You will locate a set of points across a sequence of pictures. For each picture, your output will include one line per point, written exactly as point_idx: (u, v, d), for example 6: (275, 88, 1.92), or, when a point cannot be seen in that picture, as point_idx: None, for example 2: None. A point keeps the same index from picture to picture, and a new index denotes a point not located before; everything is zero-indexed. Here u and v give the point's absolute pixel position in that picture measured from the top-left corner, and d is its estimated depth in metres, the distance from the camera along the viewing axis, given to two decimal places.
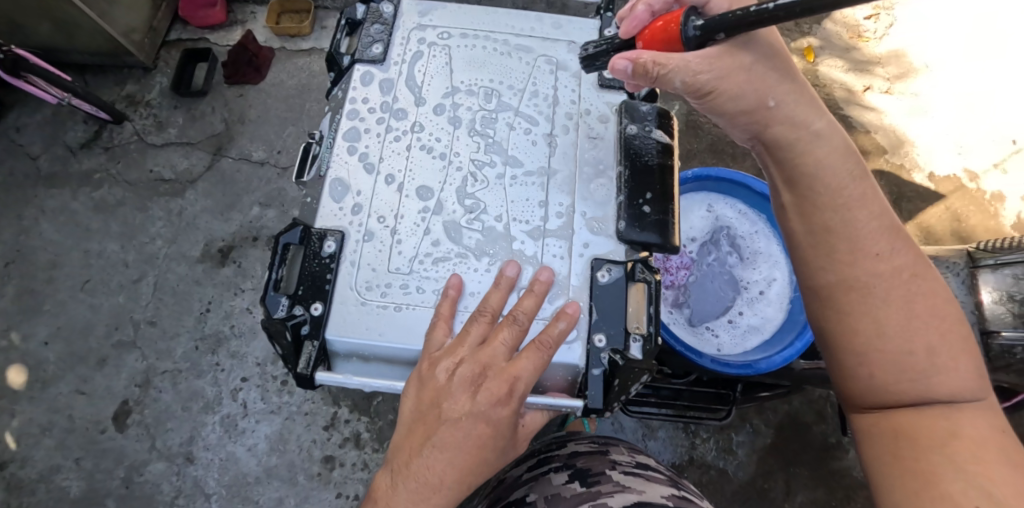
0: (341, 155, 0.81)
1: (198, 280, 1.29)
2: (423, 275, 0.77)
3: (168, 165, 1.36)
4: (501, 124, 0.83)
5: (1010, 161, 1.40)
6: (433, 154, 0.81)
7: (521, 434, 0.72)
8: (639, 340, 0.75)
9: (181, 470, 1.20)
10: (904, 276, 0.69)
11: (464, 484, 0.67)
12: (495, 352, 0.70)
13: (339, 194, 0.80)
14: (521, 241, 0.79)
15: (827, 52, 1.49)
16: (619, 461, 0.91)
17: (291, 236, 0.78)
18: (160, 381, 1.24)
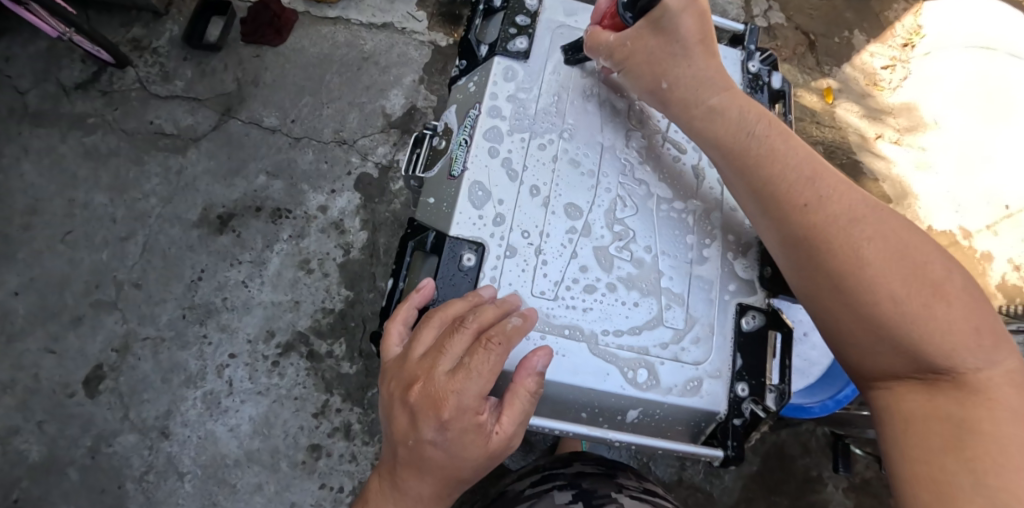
0: (479, 157, 0.85)
1: (191, 245, 1.22)
2: (570, 299, 0.83)
3: (170, 119, 1.27)
4: (649, 151, 0.89)
5: (1001, 224, 1.40)
6: (580, 173, 0.86)
7: (492, 442, 0.70)
8: (774, 392, 0.84)
9: (154, 445, 1.13)
10: (842, 220, 0.74)
11: (441, 493, 0.72)
12: (433, 366, 0.70)
13: (479, 200, 0.84)
14: (668, 277, 0.86)
15: (845, 97, 1.45)
16: (627, 484, 0.78)
17: (424, 242, 0.83)
18: (139, 347, 1.16)
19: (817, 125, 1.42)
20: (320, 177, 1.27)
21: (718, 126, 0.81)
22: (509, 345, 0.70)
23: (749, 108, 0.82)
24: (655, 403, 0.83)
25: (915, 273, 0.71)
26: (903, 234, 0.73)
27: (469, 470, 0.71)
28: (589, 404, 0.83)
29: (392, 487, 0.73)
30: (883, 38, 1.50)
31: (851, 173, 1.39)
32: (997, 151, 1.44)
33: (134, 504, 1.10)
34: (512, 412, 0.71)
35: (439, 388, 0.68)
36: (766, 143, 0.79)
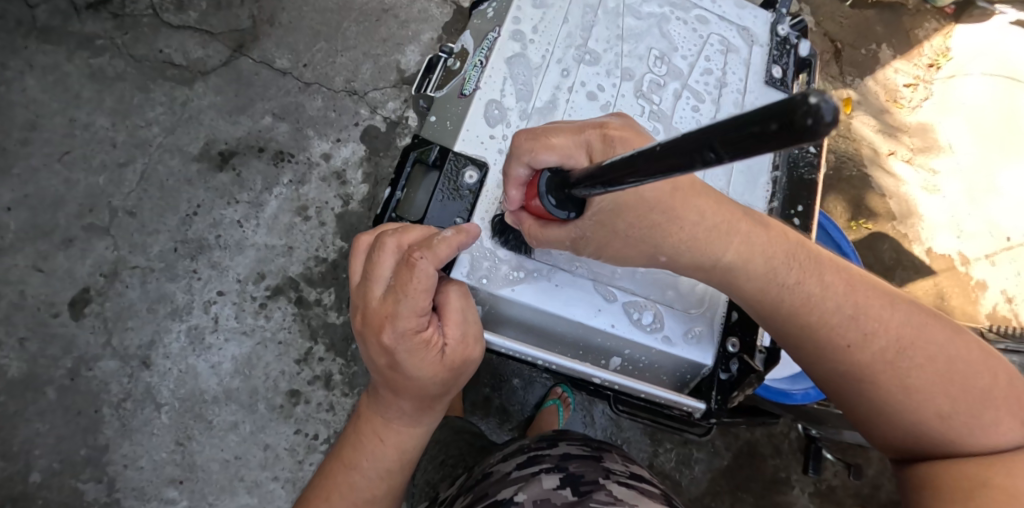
0: (493, 79, 0.84)
1: (190, 179, 1.20)
2: None
3: (180, 50, 1.25)
4: (669, 93, 0.90)
5: (1001, 255, 1.36)
6: (599, 106, 0.87)
7: (447, 355, 0.69)
8: (763, 353, 0.84)
9: (134, 373, 1.13)
10: (886, 359, 0.67)
11: (418, 408, 0.72)
12: (367, 295, 0.66)
13: (494, 119, 0.84)
14: None
15: (863, 109, 1.41)
16: (615, 470, 0.68)
17: (422, 155, 0.82)
18: (128, 275, 1.16)
19: (833, 134, 1.37)
20: (327, 125, 1.26)
21: (745, 280, 0.71)
22: (435, 257, 0.62)
23: (773, 249, 0.71)
24: (644, 348, 0.82)
25: (961, 387, 0.65)
26: (945, 350, 0.67)
27: (434, 386, 0.69)
28: (577, 342, 0.83)
29: (376, 407, 0.73)
30: (909, 55, 1.46)
31: (860, 186, 1.34)
32: (1005, 184, 1.41)
33: (108, 430, 1.10)
34: (452, 316, 0.70)
35: (375, 313, 0.65)
36: (800, 292, 0.70)
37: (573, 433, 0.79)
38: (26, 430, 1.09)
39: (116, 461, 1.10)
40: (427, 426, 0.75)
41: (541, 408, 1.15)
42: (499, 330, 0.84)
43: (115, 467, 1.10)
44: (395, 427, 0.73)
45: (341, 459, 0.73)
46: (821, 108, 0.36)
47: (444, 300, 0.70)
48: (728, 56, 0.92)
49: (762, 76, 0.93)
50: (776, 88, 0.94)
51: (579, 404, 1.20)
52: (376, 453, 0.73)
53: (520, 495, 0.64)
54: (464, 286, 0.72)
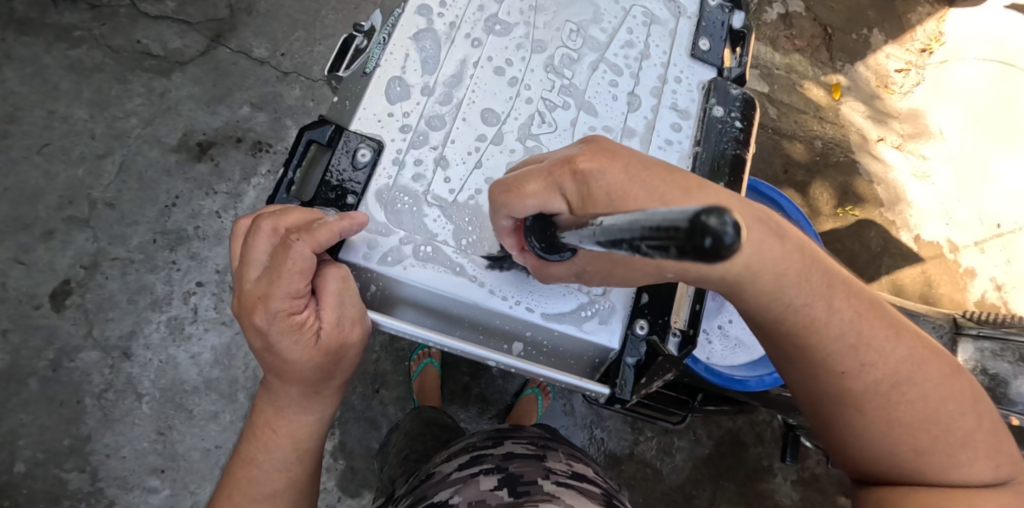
0: (394, 56, 0.73)
1: (168, 170, 1.20)
2: (467, 210, 0.71)
3: (158, 40, 1.25)
4: (582, 67, 0.77)
5: (991, 243, 1.30)
6: (504, 79, 0.75)
7: (320, 340, 0.62)
8: (677, 335, 0.73)
9: (115, 364, 1.13)
10: (880, 390, 0.56)
11: (306, 396, 0.64)
12: (245, 277, 0.62)
13: (396, 97, 0.73)
14: None
15: (853, 95, 1.36)
16: (555, 470, 0.70)
17: (317, 134, 0.70)
18: (108, 267, 1.16)
19: (818, 121, 1.32)
20: (305, 115, 1.25)
21: (751, 292, 0.56)
22: (312, 240, 0.59)
23: (792, 257, 0.56)
24: (543, 330, 0.70)
25: (947, 426, 0.56)
26: (936, 391, 0.56)
27: (312, 372, 0.62)
28: (475, 324, 0.71)
29: (265, 392, 0.66)
30: (902, 40, 1.41)
31: (848, 171, 1.30)
32: (998, 172, 1.35)
33: (91, 420, 1.11)
34: (329, 299, 0.62)
35: (248, 295, 0.60)
36: (804, 313, 0.56)
37: (524, 431, 0.81)
38: (10, 420, 1.09)
39: (99, 450, 1.10)
40: (320, 412, 0.67)
41: (521, 396, 1.16)
42: (395, 314, 0.71)
43: (98, 457, 1.10)
44: (285, 418, 0.65)
45: (239, 454, 0.66)
46: (720, 232, 0.37)
47: (320, 283, 0.62)
48: (651, 29, 0.79)
49: (688, 46, 0.80)
50: (704, 62, 0.79)
51: (558, 393, 1.20)
52: (269, 443, 0.65)
53: (456, 497, 0.67)
54: (346, 269, 0.63)
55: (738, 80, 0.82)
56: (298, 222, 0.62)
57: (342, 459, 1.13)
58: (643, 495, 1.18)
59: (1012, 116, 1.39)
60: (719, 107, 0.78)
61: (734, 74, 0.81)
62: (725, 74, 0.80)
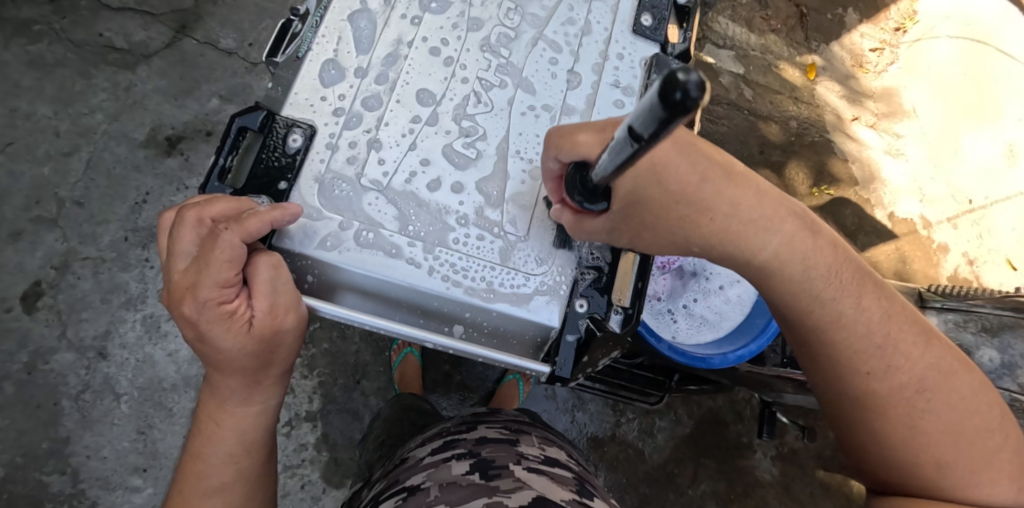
0: (326, 39, 0.72)
1: (137, 166, 1.18)
2: (402, 193, 0.70)
3: (121, 33, 1.21)
4: (521, 45, 0.76)
5: (963, 219, 1.32)
6: (438, 58, 0.73)
7: (253, 330, 0.60)
8: (620, 313, 0.72)
9: (91, 365, 1.11)
10: (906, 394, 0.61)
11: (246, 387, 0.63)
12: (171, 269, 0.60)
13: (330, 80, 0.72)
14: (519, 180, 0.72)
15: (828, 74, 1.36)
16: (528, 454, 0.75)
17: (249, 121, 0.69)
18: (79, 267, 1.14)
19: (794, 101, 1.32)
20: None
21: (784, 287, 0.64)
22: (241, 229, 0.59)
23: (815, 260, 0.63)
24: (481, 311, 0.69)
25: (968, 440, 0.60)
26: (963, 401, 0.61)
27: (248, 361, 0.61)
28: (415, 307, 0.70)
29: (207, 386, 0.64)
30: (876, 19, 1.40)
31: (822, 151, 1.31)
32: (970, 149, 1.36)
33: (69, 422, 1.10)
34: (261, 288, 0.61)
35: (175, 286, 0.59)
36: (835, 309, 0.63)
37: (498, 415, 0.85)
38: None
39: (79, 452, 1.09)
40: (263, 404, 0.65)
41: (501, 383, 1.17)
42: (335, 301, 0.69)
43: (78, 459, 1.09)
44: (229, 411, 0.64)
45: (189, 449, 0.65)
46: (688, 84, 0.41)
47: (251, 272, 0.61)
48: (592, 5, 0.78)
49: (630, 22, 0.78)
50: (647, 38, 0.78)
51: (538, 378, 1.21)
52: (217, 436, 0.63)
53: (429, 480, 0.71)
54: (278, 257, 0.62)
55: (683, 57, 0.81)
56: (225, 212, 0.61)
57: (325, 451, 1.13)
58: (626, 476, 1.19)
59: None
60: (660, 83, 0.77)
61: (678, 51, 0.79)
62: (670, 50, 0.79)
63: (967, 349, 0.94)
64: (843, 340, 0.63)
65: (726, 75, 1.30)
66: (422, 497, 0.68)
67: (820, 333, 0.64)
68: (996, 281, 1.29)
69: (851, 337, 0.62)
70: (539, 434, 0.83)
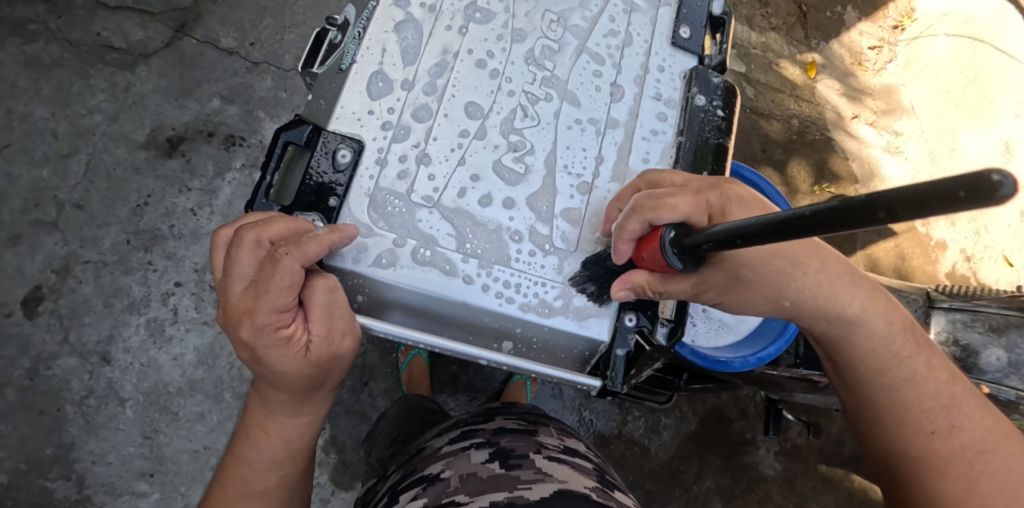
0: (371, 51, 0.72)
1: (138, 167, 1.16)
2: (455, 208, 0.70)
3: (119, 32, 1.19)
4: (565, 57, 0.76)
5: (961, 217, 1.34)
6: (485, 72, 0.74)
7: (310, 353, 0.61)
8: (666, 325, 0.74)
9: (95, 370, 1.10)
10: (954, 436, 0.65)
11: (297, 401, 0.64)
12: (228, 288, 0.60)
13: (377, 92, 0.71)
14: (568, 194, 0.73)
15: (827, 73, 1.37)
16: (547, 444, 0.76)
17: (294, 136, 0.68)
18: (80, 270, 1.12)
19: (795, 99, 1.33)
20: (278, 106, 1.21)
21: (860, 332, 0.67)
22: (301, 254, 0.58)
23: (883, 309, 0.67)
24: (532, 327, 0.70)
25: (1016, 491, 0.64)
26: (1010, 462, 0.65)
27: (302, 381, 0.62)
28: (464, 323, 0.71)
29: (254, 394, 0.65)
30: (875, 17, 1.41)
31: (824, 149, 1.32)
32: (967, 147, 1.37)
33: (73, 428, 1.08)
34: (318, 312, 0.61)
35: (233, 308, 0.59)
36: (892, 355, 0.67)
37: (516, 407, 0.86)
38: None
39: (84, 458, 1.08)
40: (312, 415, 0.66)
41: (510, 383, 1.17)
42: (382, 319, 0.70)
43: (83, 464, 1.08)
44: (277, 421, 0.65)
45: (232, 452, 0.66)
46: (995, 181, 0.34)
47: (309, 295, 0.61)
48: (632, 16, 0.78)
49: (669, 34, 0.79)
50: (685, 50, 0.79)
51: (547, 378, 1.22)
52: (260, 445, 0.65)
53: (448, 470, 0.71)
54: (334, 279, 0.62)
55: (720, 68, 0.81)
56: (284, 233, 0.60)
57: (334, 453, 1.13)
58: (633, 474, 1.20)
59: (980, 90, 1.40)
60: (701, 96, 0.78)
61: (715, 62, 0.80)
62: (707, 61, 0.80)
63: (974, 348, 0.98)
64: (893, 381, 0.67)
65: (729, 73, 1.31)
66: (441, 488, 0.68)
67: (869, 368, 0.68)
68: (993, 278, 1.32)
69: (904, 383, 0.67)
70: (556, 424, 0.84)
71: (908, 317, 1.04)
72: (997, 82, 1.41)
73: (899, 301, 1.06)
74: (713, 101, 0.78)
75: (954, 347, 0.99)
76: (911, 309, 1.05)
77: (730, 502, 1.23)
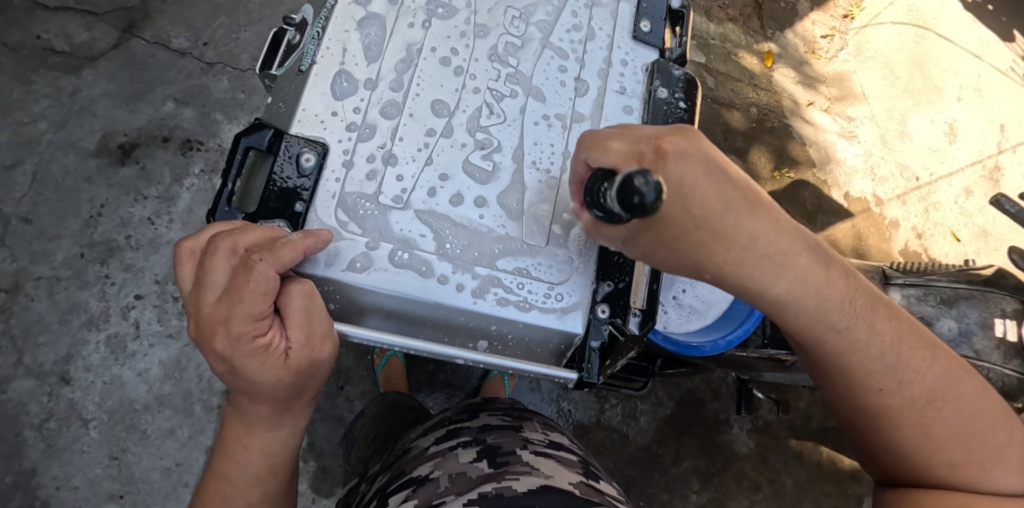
0: (331, 51, 0.71)
1: (89, 177, 1.10)
2: (423, 207, 0.69)
3: (61, 34, 1.13)
4: (528, 53, 0.76)
5: (911, 196, 1.39)
6: (448, 68, 0.73)
7: (290, 362, 0.59)
8: (638, 315, 0.74)
9: (54, 391, 1.05)
10: (918, 405, 0.63)
11: (277, 414, 0.62)
12: (199, 301, 0.58)
13: (341, 92, 0.70)
14: (537, 190, 0.73)
15: (783, 62, 1.40)
16: (532, 439, 0.76)
17: (254, 140, 0.67)
18: (32, 288, 1.06)
19: (753, 88, 1.36)
20: (236, 108, 1.17)
21: (796, 316, 0.64)
22: (275, 260, 0.57)
23: (854, 300, 0.64)
24: (509, 323, 0.70)
25: (978, 442, 0.62)
26: (971, 405, 0.63)
27: (282, 391, 0.60)
28: (439, 324, 0.70)
29: (233, 411, 0.63)
30: (827, 6, 1.45)
31: (782, 135, 1.36)
32: (916, 129, 1.43)
33: (33, 453, 1.03)
34: (296, 318, 0.59)
35: (205, 320, 0.57)
36: (849, 336, 0.64)
37: (499, 401, 0.87)
38: None
39: (47, 483, 1.03)
40: (292, 428, 0.64)
41: (487, 378, 1.17)
42: (358, 324, 0.69)
43: (46, 490, 1.02)
44: (257, 436, 0.63)
45: (211, 470, 0.64)
46: (644, 193, 0.53)
47: (285, 302, 0.59)
48: (593, 11, 0.79)
49: (630, 28, 0.79)
50: (646, 44, 0.79)
51: None
52: (241, 461, 0.63)
53: (436, 471, 0.70)
54: (311, 284, 0.60)
55: (681, 61, 0.81)
56: (258, 240, 0.59)
57: (312, 460, 1.11)
58: (613, 460, 1.22)
59: (925, 76, 1.47)
60: (664, 88, 0.78)
61: (678, 54, 0.81)
62: (668, 54, 0.80)
63: (928, 320, 1.00)
64: (849, 357, 0.65)
65: (690, 64, 1.33)
66: (431, 489, 0.67)
67: (824, 350, 0.66)
68: (941, 252, 1.37)
69: (853, 360, 0.65)
70: (539, 419, 0.85)
71: None
72: (939, 68, 1.48)
73: None
74: (675, 93, 0.78)
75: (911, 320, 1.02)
76: None
77: (708, 481, 1.25)
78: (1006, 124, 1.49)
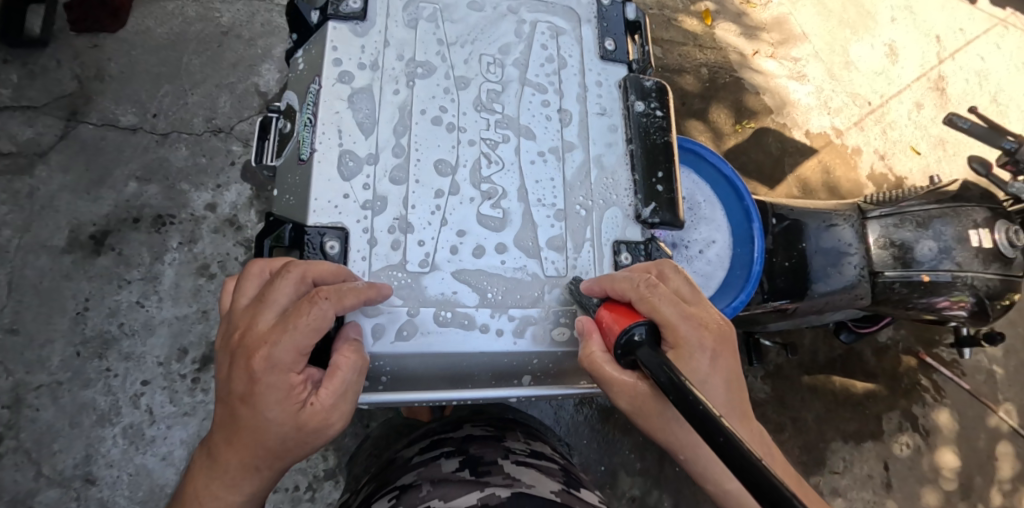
0: (327, 135, 0.75)
1: (67, 274, 1.08)
2: (450, 264, 0.75)
3: (5, 136, 1.10)
4: (509, 96, 0.81)
5: (868, 121, 1.44)
6: (440, 126, 0.78)
7: (302, 415, 0.63)
8: None
9: (81, 494, 1.03)
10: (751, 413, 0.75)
11: (248, 464, 0.64)
12: (252, 315, 0.64)
13: (348, 172, 0.75)
14: (549, 223, 0.79)
15: (723, 18, 1.43)
16: (515, 449, 0.79)
17: (279, 238, 0.73)
18: (34, 398, 1.04)
19: (699, 49, 1.39)
20: (201, 173, 1.15)
21: None
22: (338, 302, 0.64)
23: None
24: (548, 354, 0.76)
25: None
26: None
27: (275, 440, 0.63)
28: (484, 373, 0.75)
29: (206, 455, 0.66)
30: None
31: (735, 89, 1.39)
32: (860, 57, 1.48)
33: None
34: (335, 380, 0.65)
35: (256, 333, 0.63)
36: None
37: (483, 417, 0.89)
38: None
39: None
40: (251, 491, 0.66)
41: None
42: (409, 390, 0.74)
43: None
44: (216, 490, 0.65)
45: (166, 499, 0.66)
46: None
47: (336, 359, 0.65)
48: (559, 40, 0.85)
49: (596, 50, 0.86)
50: (615, 61, 0.86)
51: None
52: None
53: (420, 478, 0.73)
54: (362, 353, 0.67)
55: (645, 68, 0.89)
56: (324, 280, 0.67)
57: None
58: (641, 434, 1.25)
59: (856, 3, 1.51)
60: (640, 102, 0.84)
61: (642, 64, 0.88)
62: (633, 66, 0.87)
63: (908, 244, 1.05)
64: None
65: None
66: (415, 494, 0.70)
67: None
68: (906, 169, 1.43)
69: None
70: (522, 428, 0.87)
71: (848, 231, 1.07)
72: None
73: (838, 219, 1.08)
74: (650, 104, 0.85)
75: (893, 247, 1.06)
76: (849, 225, 1.08)
77: None
78: (940, 34, 1.54)
